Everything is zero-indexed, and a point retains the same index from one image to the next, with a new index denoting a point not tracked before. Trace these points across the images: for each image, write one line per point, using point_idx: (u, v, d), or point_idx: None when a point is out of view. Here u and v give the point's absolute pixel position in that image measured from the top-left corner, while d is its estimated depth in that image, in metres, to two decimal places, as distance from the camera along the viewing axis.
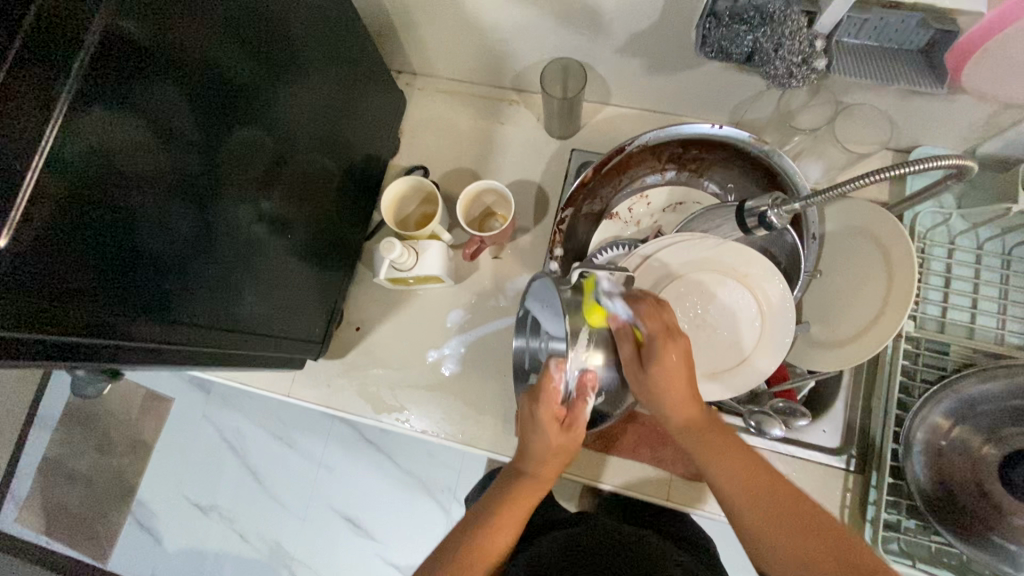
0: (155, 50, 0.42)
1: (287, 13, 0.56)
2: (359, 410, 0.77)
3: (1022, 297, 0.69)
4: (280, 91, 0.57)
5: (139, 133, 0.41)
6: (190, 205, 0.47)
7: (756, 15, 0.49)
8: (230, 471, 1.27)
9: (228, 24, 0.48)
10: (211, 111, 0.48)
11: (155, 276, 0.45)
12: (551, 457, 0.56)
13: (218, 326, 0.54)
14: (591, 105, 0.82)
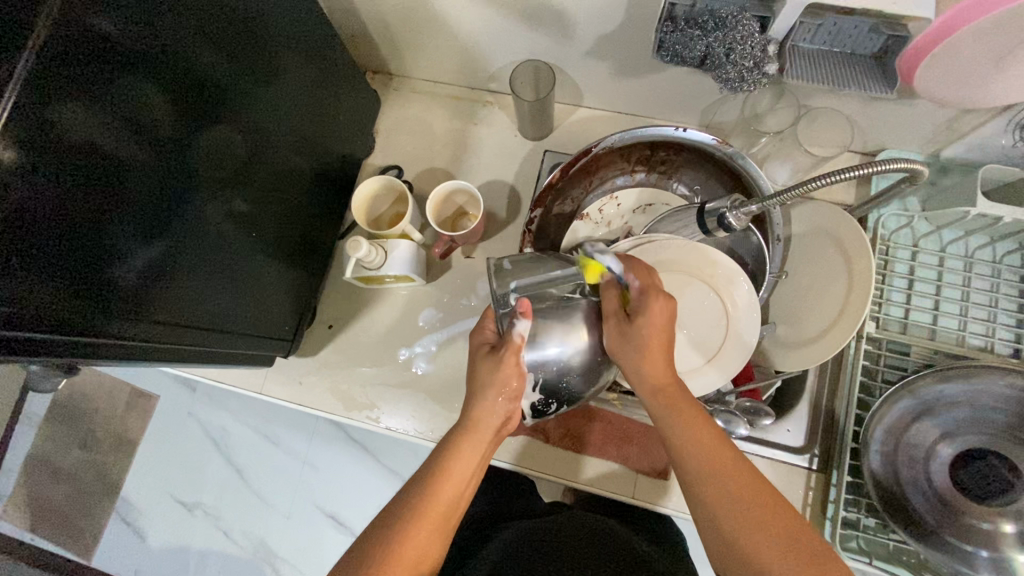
0: (120, 45, 0.42)
1: (260, 13, 0.57)
2: (332, 408, 0.77)
3: (983, 299, 0.70)
4: (253, 89, 0.58)
5: (108, 130, 0.42)
6: (155, 200, 0.47)
7: (710, 20, 0.50)
8: (213, 468, 1.27)
9: (198, 21, 0.49)
10: (183, 110, 0.49)
11: (124, 271, 0.46)
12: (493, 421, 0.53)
13: (188, 322, 0.55)
14: (564, 106, 0.83)
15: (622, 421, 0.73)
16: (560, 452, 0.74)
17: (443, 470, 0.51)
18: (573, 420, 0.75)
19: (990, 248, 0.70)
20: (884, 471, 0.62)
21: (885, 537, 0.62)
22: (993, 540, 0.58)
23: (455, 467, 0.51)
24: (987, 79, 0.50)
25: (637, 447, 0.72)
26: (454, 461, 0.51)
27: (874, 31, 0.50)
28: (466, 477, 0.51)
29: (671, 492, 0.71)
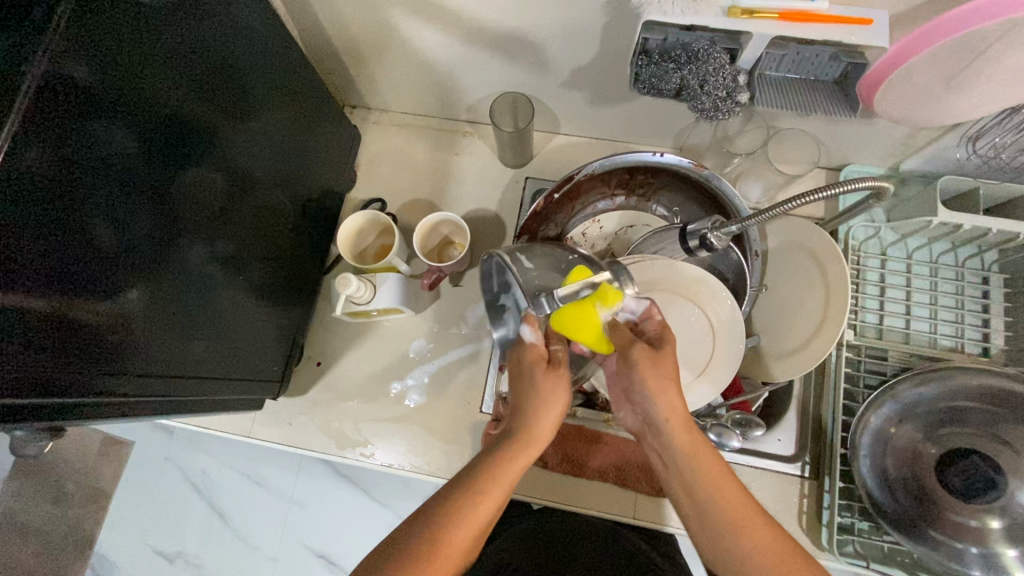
0: (100, 88, 0.42)
1: (239, 51, 0.57)
2: (323, 447, 0.76)
3: (950, 302, 0.73)
4: (234, 126, 0.58)
5: (84, 172, 0.41)
6: (136, 245, 0.47)
7: (683, 54, 0.53)
8: (195, 516, 1.22)
9: (179, 62, 0.49)
10: (161, 149, 0.48)
11: (105, 317, 0.44)
12: (540, 432, 0.50)
13: (171, 367, 0.54)
14: (542, 134, 0.85)
15: (616, 442, 0.74)
16: (557, 478, 0.74)
17: (477, 498, 0.46)
18: (570, 444, 0.74)
19: (953, 253, 0.74)
20: (874, 473, 0.64)
21: (879, 539, 0.64)
22: (981, 537, 0.60)
23: (485, 500, 0.47)
24: (941, 101, 0.54)
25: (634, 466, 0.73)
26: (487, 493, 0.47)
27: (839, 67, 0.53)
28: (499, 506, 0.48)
29: (670, 510, 0.72)
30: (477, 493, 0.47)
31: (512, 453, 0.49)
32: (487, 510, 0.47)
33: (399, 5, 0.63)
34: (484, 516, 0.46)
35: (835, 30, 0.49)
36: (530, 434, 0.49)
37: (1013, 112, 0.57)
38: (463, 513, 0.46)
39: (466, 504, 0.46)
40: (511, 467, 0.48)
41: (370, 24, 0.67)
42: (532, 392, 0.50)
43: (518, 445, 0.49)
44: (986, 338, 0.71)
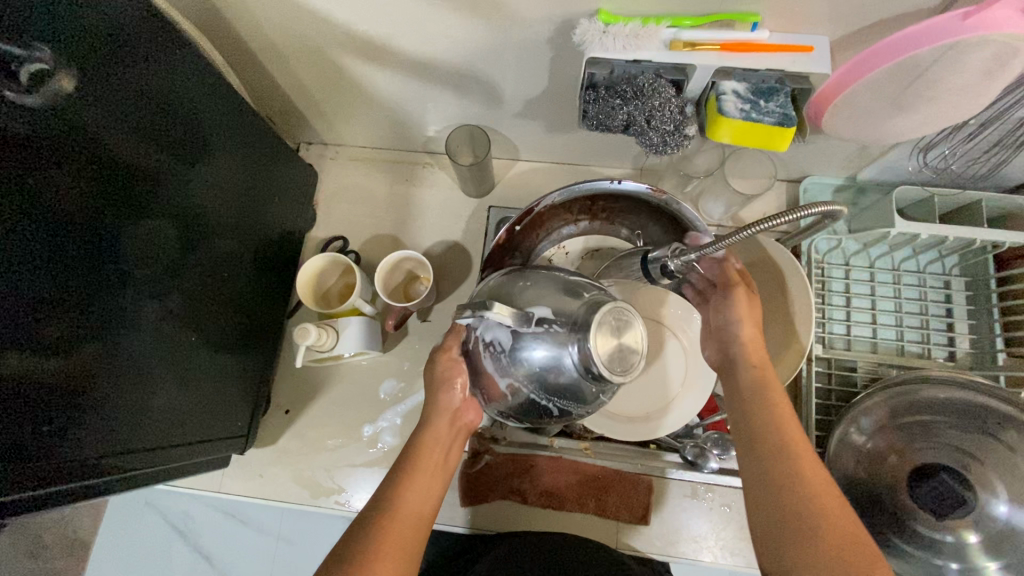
0: (17, 163, 0.38)
1: (185, 100, 0.54)
2: (297, 497, 0.74)
3: (915, 308, 0.74)
4: (180, 179, 0.55)
5: (3, 277, 0.38)
6: (73, 322, 0.44)
7: (629, 89, 0.52)
8: (180, 562, 1.13)
9: (114, 123, 0.46)
10: (96, 228, 0.45)
11: (44, 401, 0.42)
12: (448, 417, 0.52)
13: (133, 441, 0.52)
14: (503, 161, 0.84)
15: (596, 472, 0.73)
16: (539, 513, 0.73)
17: (407, 485, 0.49)
18: (549, 477, 0.74)
19: (914, 260, 0.75)
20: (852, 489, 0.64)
21: None
22: (961, 551, 0.59)
23: (415, 486, 0.49)
24: (887, 120, 0.54)
25: (614, 494, 0.73)
26: (418, 479, 0.49)
27: (789, 93, 0.52)
28: (433, 492, 0.50)
29: (653, 535, 0.72)
30: (405, 482, 0.49)
31: (429, 439, 0.51)
32: (420, 495, 0.49)
33: (341, 45, 0.61)
34: (417, 503, 0.48)
35: (776, 60, 0.48)
36: (437, 418, 0.52)
37: (960, 125, 0.57)
38: (398, 503, 0.47)
39: (399, 496, 0.48)
40: (432, 449, 0.51)
41: (315, 65, 0.66)
42: (435, 378, 0.52)
43: (430, 430, 0.52)
44: (952, 342, 0.72)
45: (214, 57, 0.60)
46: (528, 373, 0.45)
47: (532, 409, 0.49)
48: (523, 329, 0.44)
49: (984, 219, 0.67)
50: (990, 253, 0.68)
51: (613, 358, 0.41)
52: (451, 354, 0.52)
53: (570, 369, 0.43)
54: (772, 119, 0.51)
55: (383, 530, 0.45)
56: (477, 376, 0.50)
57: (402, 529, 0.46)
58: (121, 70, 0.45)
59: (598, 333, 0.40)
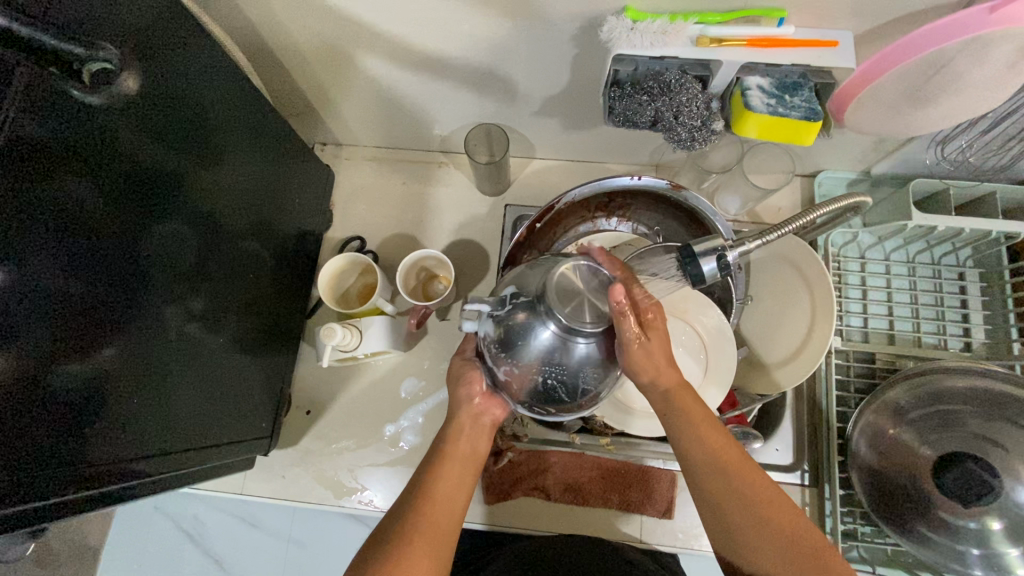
0: (62, 160, 0.39)
1: (212, 100, 0.54)
2: (320, 497, 0.74)
3: (930, 300, 0.75)
4: (208, 177, 0.55)
5: (41, 274, 0.38)
6: (111, 317, 0.44)
7: (655, 86, 0.52)
8: (191, 568, 1.10)
9: (149, 122, 0.46)
10: (128, 227, 0.45)
11: (83, 397, 0.42)
12: (473, 420, 0.55)
13: (156, 445, 0.52)
14: (518, 160, 0.85)
15: (619, 466, 0.74)
16: (561, 509, 0.74)
17: (439, 474, 0.51)
18: (571, 472, 0.75)
19: (928, 253, 0.76)
20: (875, 478, 0.65)
21: (883, 542, 0.67)
22: (985, 539, 0.60)
23: (445, 474, 0.51)
24: (909, 113, 0.54)
25: (638, 489, 0.73)
26: (447, 472, 0.51)
27: (812, 87, 0.53)
28: (464, 482, 0.52)
29: (677, 529, 0.72)
30: (437, 470, 0.51)
31: (458, 433, 0.54)
32: (452, 482, 0.51)
33: (361, 44, 0.61)
34: (448, 489, 0.50)
35: (802, 54, 0.49)
36: (463, 418, 0.55)
37: (978, 118, 0.58)
38: (432, 489, 0.50)
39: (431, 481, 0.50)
40: (460, 442, 0.54)
41: (334, 64, 0.66)
42: (457, 381, 0.56)
43: (457, 427, 0.54)
44: (967, 333, 0.73)
45: (237, 57, 0.60)
46: (520, 354, 0.46)
47: (541, 393, 0.48)
48: (507, 312, 0.46)
49: (998, 211, 0.68)
50: (1004, 244, 0.69)
51: (580, 308, 0.42)
52: (466, 355, 0.58)
53: (551, 335, 0.44)
54: (798, 113, 0.52)
55: (418, 511, 0.48)
56: (490, 372, 0.52)
57: (435, 510, 0.48)
58: (157, 75, 0.46)
59: (553, 290, 0.43)
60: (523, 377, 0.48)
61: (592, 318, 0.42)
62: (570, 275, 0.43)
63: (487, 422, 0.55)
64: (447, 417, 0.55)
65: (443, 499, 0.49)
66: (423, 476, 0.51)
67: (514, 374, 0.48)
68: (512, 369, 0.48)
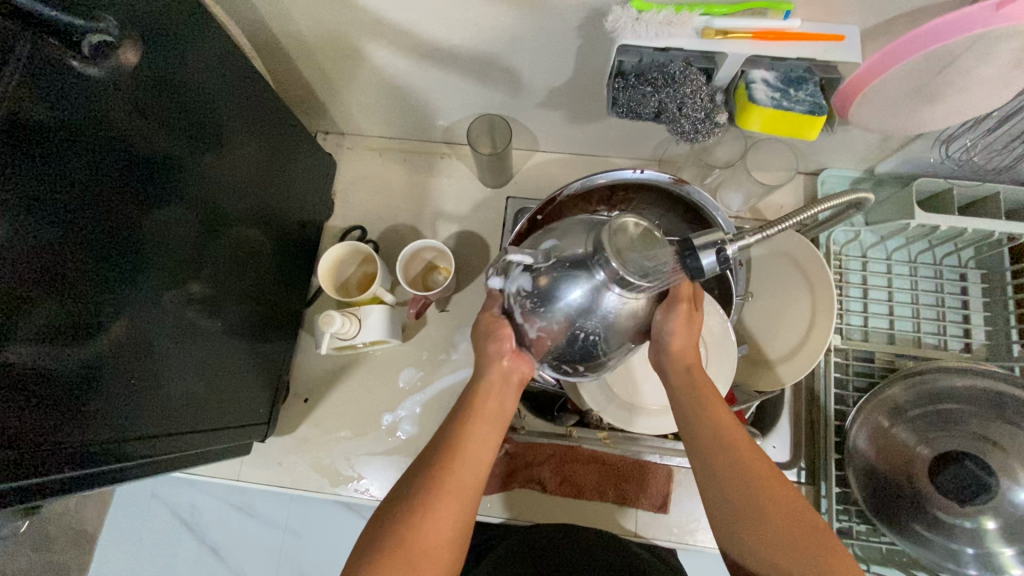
0: (61, 133, 0.39)
1: (215, 83, 0.54)
2: (316, 485, 0.74)
3: (931, 300, 0.75)
4: (209, 160, 0.55)
5: (37, 248, 0.38)
6: (109, 295, 0.44)
7: (660, 77, 0.52)
8: (186, 554, 1.10)
9: (151, 100, 0.46)
10: (125, 206, 0.45)
11: (79, 375, 0.42)
12: (501, 378, 0.54)
13: (150, 427, 0.51)
14: (521, 152, 0.85)
15: (616, 461, 0.74)
16: (558, 501, 0.74)
17: (466, 431, 0.51)
18: (569, 465, 0.75)
19: (930, 253, 0.75)
20: (872, 477, 0.65)
21: (877, 541, 0.67)
22: (979, 538, 0.60)
23: (473, 431, 0.51)
24: (914, 111, 0.54)
25: (633, 482, 0.73)
26: (474, 428, 0.51)
27: (816, 83, 0.52)
28: (490, 439, 0.52)
29: (673, 525, 0.72)
30: (464, 427, 0.51)
31: (487, 390, 0.54)
32: (480, 438, 0.51)
33: (365, 32, 0.61)
34: (475, 445, 0.50)
35: (807, 48, 0.49)
36: (492, 375, 0.54)
37: (983, 117, 0.58)
38: (460, 444, 0.50)
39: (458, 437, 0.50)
40: (488, 399, 0.53)
41: (337, 52, 0.66)
42: (484, 337, 0.55)
43: (485, 384, 0.54)
44: (967, 334, 0.73)
45: (240, 41, 0.60)
46: (556, 309, 0.46)
47: (576, 349, 0.48)
48: (545, 266, 0.47)
49: (1001, 211, 0.67)
50: (1006, 246, 0.69)
51: (625, 260, 0.43)
52: (495, 311, 0.54)
53: (590, 288, 0.45)
54: (802, 108, 0.51)
55: (447, 465, 0.48)
56: (516, 330, 0.52)
57: (462, 466, 0.49)
58: (162, 54, 0.47)
59: (607, 242, 0.43)
60: (557, 332, 0.48)
61: (642, 271, 0.43)
62: (620, 228, 0.44)
63: (515, 380, 0.54)
64: (475, 373, 0.55)
65: (472, 454, 0.50)
66: (453, 430, 0.51)
67: (550, 329, 0.48)
68: (547, 324, 0.48)
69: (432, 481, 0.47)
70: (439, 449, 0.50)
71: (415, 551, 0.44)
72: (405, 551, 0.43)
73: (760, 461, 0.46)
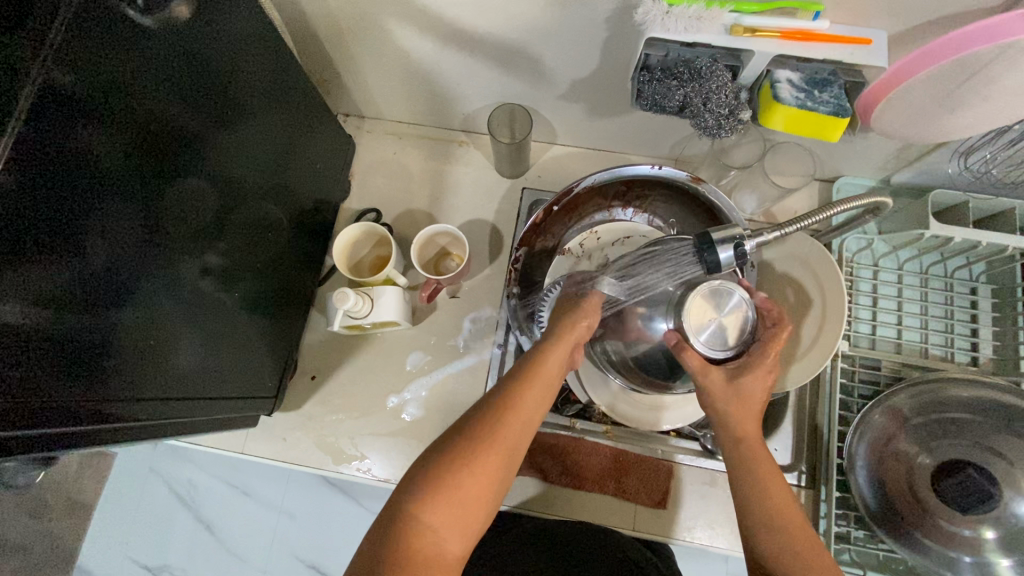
0: (109, 81, 0.40)
1: (250, 56, 0.56)
2: (319, 463, 0.75)
3: (940, 312, 0.75)
4: (239, 129, 0.57)
5: (43, 185, 0.36)
6: (137, 248, 0.45)
7: (686, 72, 0.53)
8: (180, 531, 1.10)
9: (191, 61, 0.48)
10: (135, 154, 0.43)
11: (104, 324, 0.43)
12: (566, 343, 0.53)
13: (148, 390, 0.50)
14: (539, 144, 0.85)
15: (617, 454, 0.75)
16: (557, 491, 0.74)
17: (525, 385, 0.49)
18: (569, 456, 0.75)
19: (942, 265, 0.76)
20: (874, 482, 0.65)
21: (875, 547, 0.67)
22: (977, 547, 0.60)
23: (533, 386, 0.49)
24: (936, 119, 0.54)
25: (633, 477, 0.74)
26: (536, 383, 0.49)
27: (842, 85, 0.53)
28: (545, 395, 0.50)
29: (671, 521, 0.72)
30: (526, 380, 0.49)
31: (551, 348, 0.52)
32: (538, 394, 0.49)
33: (395, 14, 0.62)
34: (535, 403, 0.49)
35: (834, 49, 0.49)
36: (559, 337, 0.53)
37: (1004, 130, 0.58)
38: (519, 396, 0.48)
39: (517, 390, 0.48)
40: (552, 356, 0.51)
41: (365, 33, 0.66)
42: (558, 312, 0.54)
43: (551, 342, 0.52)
44: (975, 347, 0.73)
45: (273, 16, 0.61)
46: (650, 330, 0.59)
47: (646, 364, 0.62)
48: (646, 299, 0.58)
49: (1015, 227, 0.68)
50: (1018, 261, 0.69)
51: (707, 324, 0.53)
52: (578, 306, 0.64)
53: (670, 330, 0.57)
54: (826, 109, 0.52)
55: (504, 415, 0.47)
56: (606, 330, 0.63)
57: (517, 419, 0.47)
58: (207, 18, 0.48)
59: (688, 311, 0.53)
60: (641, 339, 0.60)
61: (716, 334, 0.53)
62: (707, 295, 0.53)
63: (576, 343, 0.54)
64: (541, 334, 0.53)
65: (525, 411, 0.48)
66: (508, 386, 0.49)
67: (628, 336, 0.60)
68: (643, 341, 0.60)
69: (484, 435, 0.46)
70: (494, 403, 0.48)
71: (456, 501, 0.43)
72: (450, 499, 0.43)
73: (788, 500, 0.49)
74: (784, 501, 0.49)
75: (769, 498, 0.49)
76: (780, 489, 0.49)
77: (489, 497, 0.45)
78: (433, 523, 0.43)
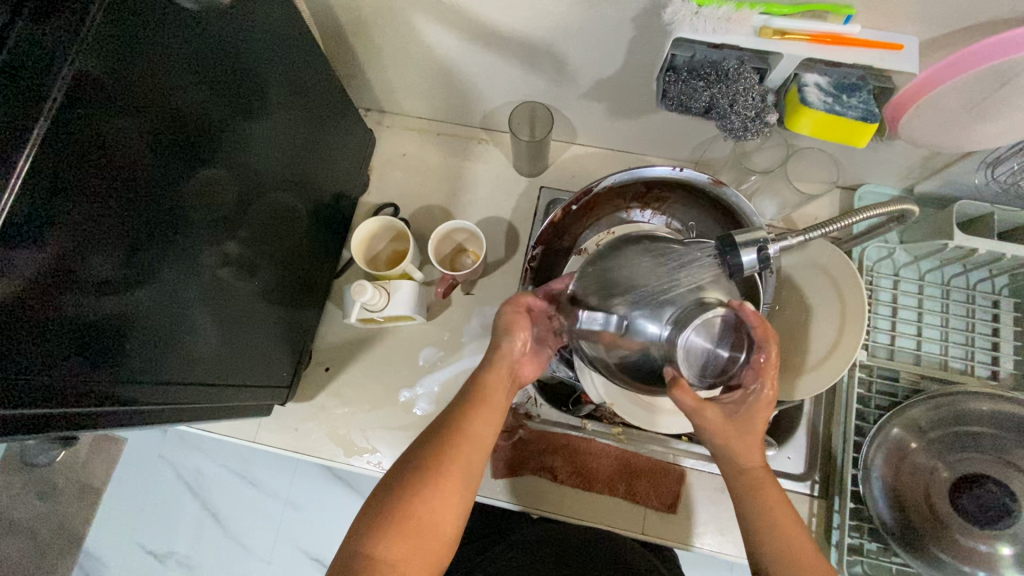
0: (144, 65, 0.41)
1: (279, 47, 0.57)
2: (330, 454, 0.75)
3: (960, 325, 0.74)
4: (265, 120, 0.57)
5: (76, 167, 0.37)
6: (162, 234, 0.45)
7: (712, 73, 0.53)
8: (186, 519, 1.11)
9: (223, 49, 0.49)
10: (164, 141, 0.44)
11: (127, 307, 0.44)
12: (502, 371, 0.54)
13: (166, 375, 0.50)
14: (558, 144, 0.85)
15: (628, 457, 0.74)
16: (567, 492, 0.74)
17: (471, 416, 0.50)
18: (580, 457, 0.75)
19: (964, 277, 0.75)
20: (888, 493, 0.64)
21: (888, 560, 0.65)
22: (993, 564, 0.59)
23: (479, 417, 0.50)
24: (966, 128, 0.54)
25: (643, 479, 0.73)
26: (481, 414, 0.51)
27: (871, 91, 0.52)
28: (494, 424, 0.51)
29: (681, 527, 0.72)
30: (472, 410, 0.50)
31: (492, 376, 0.53)
32: (487, 423, 0.51)
33: (421, 10, 0.62)
34: (484, 433, 0.50)
35: (865, 53, 0.48)
36: (501, 363, 0.54)
37: None
38: (466, 428, 0.49)
39: (463, 422, 0.50)
40: (494, 384, 0.53)
41: (390, 28, 0.67)
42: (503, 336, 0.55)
43: (494, 371, 0.54)
44: (995, 361, 0.72)
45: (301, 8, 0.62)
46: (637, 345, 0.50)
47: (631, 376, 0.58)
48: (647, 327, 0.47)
49: None
50: None
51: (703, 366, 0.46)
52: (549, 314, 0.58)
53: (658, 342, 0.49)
54: (855, 113, 0.51)
55: (454, 449, 0.48)
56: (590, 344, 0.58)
57: (466, 451, 0.48)
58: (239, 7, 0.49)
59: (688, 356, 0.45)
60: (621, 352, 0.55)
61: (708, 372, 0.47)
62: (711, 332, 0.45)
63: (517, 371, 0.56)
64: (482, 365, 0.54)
65: (474, 442, 0.49)
66: (456, 419, 0.50)
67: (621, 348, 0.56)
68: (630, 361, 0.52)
69: (438, 465, 0.47)
70: (441, 436, 0.49)
71: (411, 535, 0.44)
72: (406, 533, 0.44)
73: (794, 525, 0.50)
74: (792, 527, 0.50)
75: (774, 528, 0.50)
76: (784, 514, 0.50)
77: (446, 529, 0.46)
78: (388, 558, 0.44)
